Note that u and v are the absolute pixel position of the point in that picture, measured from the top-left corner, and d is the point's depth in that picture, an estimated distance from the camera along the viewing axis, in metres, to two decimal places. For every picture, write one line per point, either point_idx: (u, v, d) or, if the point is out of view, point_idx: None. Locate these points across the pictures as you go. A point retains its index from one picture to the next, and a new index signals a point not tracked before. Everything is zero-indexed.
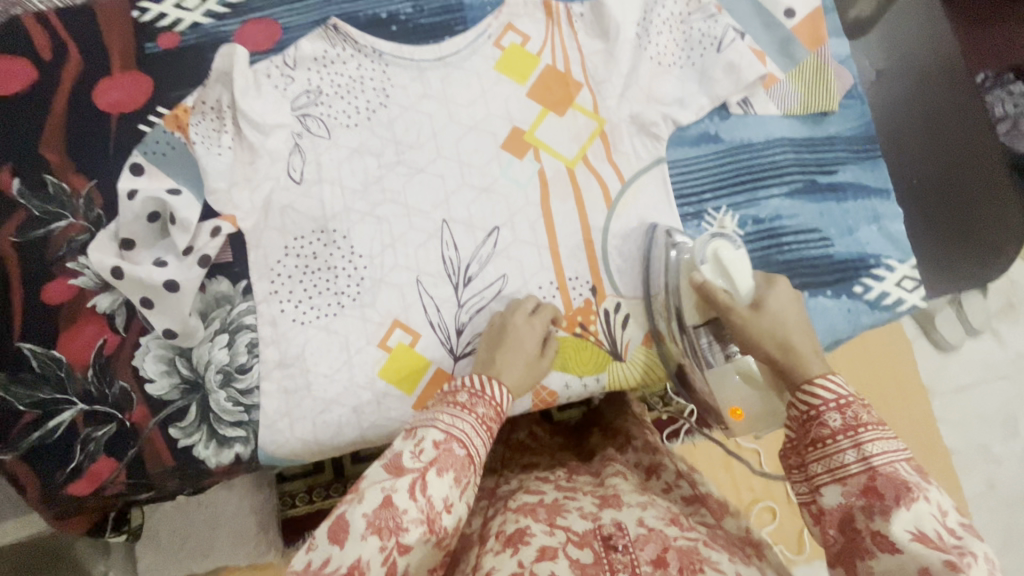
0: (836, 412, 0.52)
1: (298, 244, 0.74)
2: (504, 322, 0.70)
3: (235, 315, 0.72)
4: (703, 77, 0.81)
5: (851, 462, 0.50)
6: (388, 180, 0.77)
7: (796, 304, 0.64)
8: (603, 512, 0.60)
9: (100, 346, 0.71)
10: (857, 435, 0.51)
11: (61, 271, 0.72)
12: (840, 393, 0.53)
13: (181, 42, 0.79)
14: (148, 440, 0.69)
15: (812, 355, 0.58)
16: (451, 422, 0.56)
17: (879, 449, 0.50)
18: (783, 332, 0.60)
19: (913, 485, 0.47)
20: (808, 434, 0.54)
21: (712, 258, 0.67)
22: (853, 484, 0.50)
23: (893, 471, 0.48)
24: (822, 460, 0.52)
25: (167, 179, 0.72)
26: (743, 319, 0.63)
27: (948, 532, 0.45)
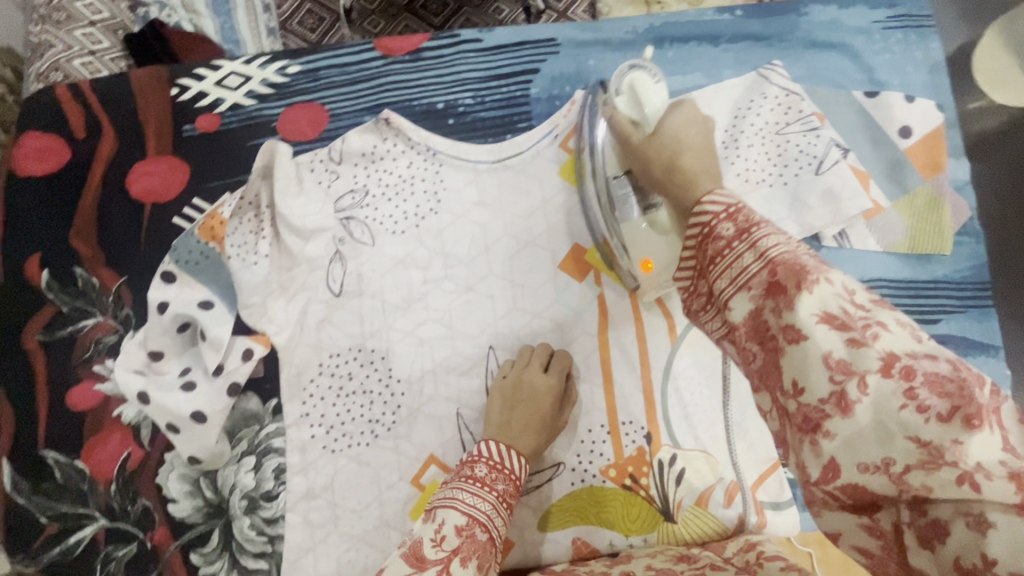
0: (727, 222, 0.42)
1: (332, 363, 0.69)
2: (518, 377, 0.66)
3: (263, 437, 0.68)
4: (796, 201, 0.71)
5: (750, 264, 0.40)
6: (432, 296, 0.70)
7: (703, 123, 0.55)
8: (614, 568, 0.59)
9: (124, 459, 0.67)
10: (752, 236, 0.40)
11: (86, 375, 0.68)
12: (729, 201, 0.43)
13: (221, 125, 0.73)
14: (168, 564, 0.66)
15: (702, 171, 0.50)
16: (473, 502, 0.55)
17: (776, 243, 0.39)
18: (672, 153, 0.52)
19: (815, 266, 0.37)
20: (706, 253, 0.43)
21: (627, 91, 0.60)
22: (756, 285, 0.39)
23: (795, 259, 0.38)
24: (722, 275, 0.41)
25: (200, 287, 0.67)
26: (645, 146, 0.56)
27: (855, 305, 0.35)
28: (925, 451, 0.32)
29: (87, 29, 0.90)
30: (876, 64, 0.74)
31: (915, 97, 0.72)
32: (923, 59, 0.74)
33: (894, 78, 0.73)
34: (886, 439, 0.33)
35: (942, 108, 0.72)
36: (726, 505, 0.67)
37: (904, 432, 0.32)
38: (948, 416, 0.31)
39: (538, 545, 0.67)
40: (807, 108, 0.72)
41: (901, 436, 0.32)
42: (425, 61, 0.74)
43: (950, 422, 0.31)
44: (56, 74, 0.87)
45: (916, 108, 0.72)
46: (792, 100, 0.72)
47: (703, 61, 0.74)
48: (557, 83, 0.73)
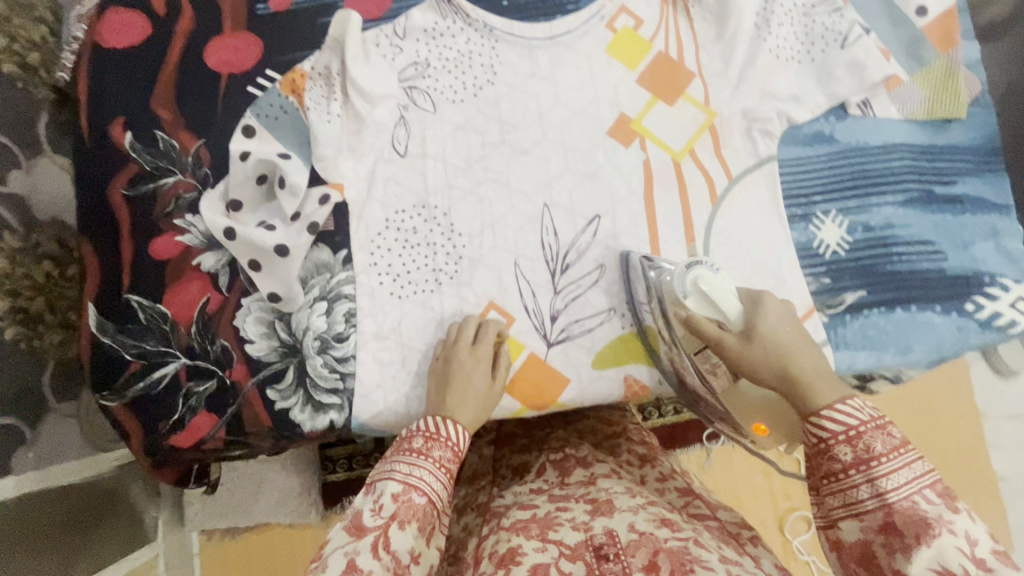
0: (846, 445, 0.51)
1: (398, 217, 0.74)
2: (448, 356, 0.69)
3: (334, 283, 0.73)
4: (823, 74, 0.77)
5: (865, 497, 0.50)
6: (491, 160, 0.76)
7: (789, 317, 0.62)
8: (594, 520, 0.60)
9: (203, 304, 0.72)
10: (870, 466, 0.50)
11: (168, 227, 0.73)
12: (849, 423, 0.52)
13: (292, 5, 0.78)
14: (246, 399, 0.70)
15: (813, 372, 0.57)
16: (409, 471, 0.57)
17: (894, 484, 0.49)
18: (779, 356, 0.59)
19: (935, 520, 0.46)
20: (820, 467, 0.53)
21: (694, 291, 0.63)
22: (872, 521, 0.49)
23: (913, 509, 0.48)
24: (839, 496, 0.52)
25: (276, 142, 0.72)
26: (744, 357, 0.60)
27: (975, 563, 0.44)
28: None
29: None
30: None
31: None
32: None
33: None
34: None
35: None
36: None
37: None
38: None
39: (592, 382, 0.72)
40: None
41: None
42: None
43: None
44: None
45: None
46: None
47: None
48: None
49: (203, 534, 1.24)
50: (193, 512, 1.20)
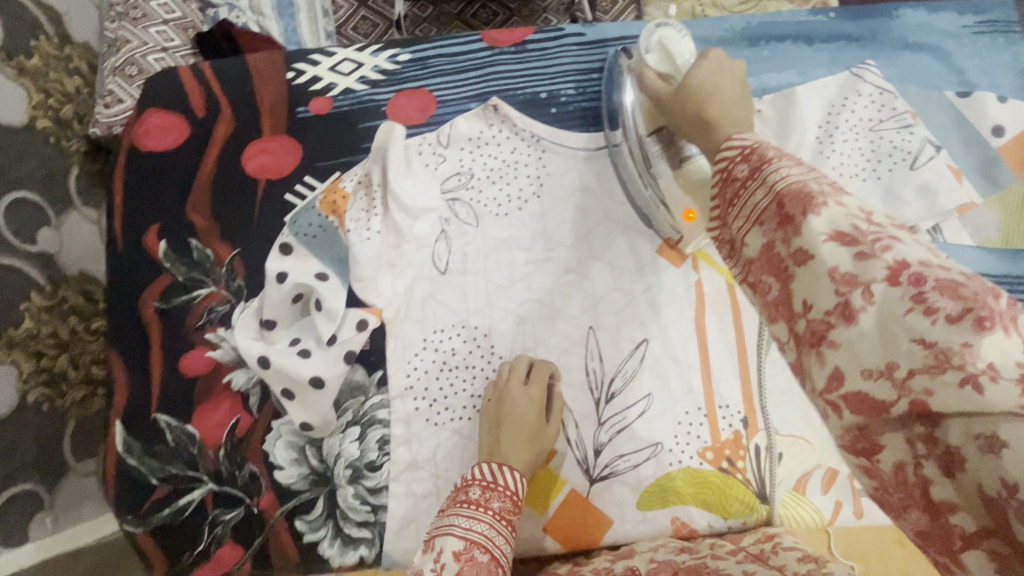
0: (743, 163, 0.42)
1: (436, 337, 0.71)
2: (500, 397, 0.67)
3: (367, 408, 0.69)
4: (890, 195, 0.73)
5: (761, 201, 0.39)
6: (534, 279, 0.73)
7: (728, 74, 0.59)
8: (615, 564, 0.61)
9: (232, 425, 0.69)
10: (765, 171, 0.40)
11: (199, 342, 0.70)
12: (748, 142, 0.43)
13: (333, 109, 0.76)
14: (274, 530, 0.67)
15: (725, 113, 0.53)
16: (469, 525, 0.55)
17: (785, 173, 0.39)
18: (698, 103, 0.56)
19: (822, 192, 0.36)
20: (725, 195, 0.43)
21: (656, 49, 0.68)
22: (768, 220, 0.39)
23: (802, 187, 0.37)
24: (740, 215, 0.41)
25: (313, 259, 0.70)
26: (675, 99, 0.60)
27: (868, 222, 0.35)
28: (932, 355, 0.30)
29: (161, 27, 1.04)
30: (966, 66, 0.76)
31: (1007, 98, 0.74)
32: (1012, 62, 0.76)
33: (985, 79, 0.75)
34: (890, 342, 0.32)
35: None
36: (823, 494, 0.69)
37: (911, 334, 0.31)
38: (958, 317, 0.30)
39: (637, 525, 0.68)
40: (901, 106, 0.74)
41: (906, 339, 0.32)
42: (530, 52, 0.77)
43: (961, 323, 0.30)
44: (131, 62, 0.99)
45: (1008, 108, 0.74)
46: (886, 98, 0.74)
47: (799, 59, 0.76)
48: None
49: None
50: None
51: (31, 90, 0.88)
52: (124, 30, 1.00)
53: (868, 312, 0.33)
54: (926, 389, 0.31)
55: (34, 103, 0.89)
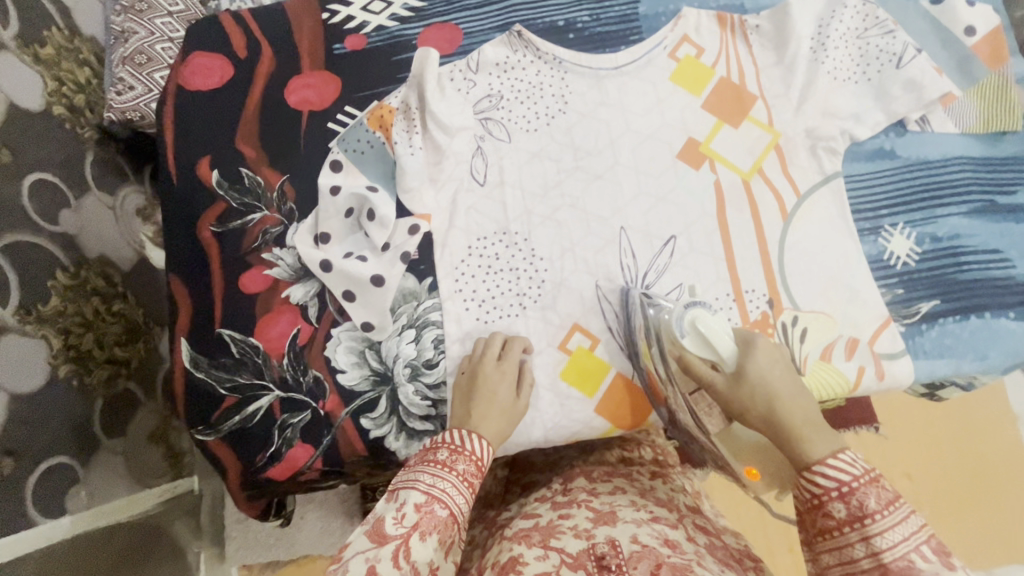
0: (840, 501, 0.53)
1: (481, 243, 0.76)
2: (474, 371, 0.70)
3: (421, 311, 0.74)
4: (880, 93, 0.80)
5: (861, 555, 0.51)
6: (567, 187, 0.78)
7: (785, 364, 0.63)
8: (597, 529, 0.64)
9: (294, 335, 0.73)
10: (865, 527, 0.51)
11: (257, 261, 0.74)
12: (841, 479, 0.53)
13: (367, 44, 0.81)
14: (341, 430, 0.71)
15: (806, 424, 0.58)
16: (433, 482, 0.59)
17: (890, 542, 0.50)
18: (768, 409, 0.60)
19: (926, 572, 0.47)
20: (816, 523, 0.55)
21: (691, 332, 0.64)
22: (867, 575, 0.50)
23: (905, 563, 0.49)
24: (830, 548, 0.54)
25: (361, 176, 0.75)
26: (736, 399, 0.62)
27: None
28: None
29: (166, 18, 1.24)
30: None
31: (976, 3, 0.83)
32: None
33: None
34: None
35: (999, 11, 0.83)
36: (848, 359, 0.74)
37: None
38: None
39: None
40: (884, 15, 0.82)
41: None
42: None
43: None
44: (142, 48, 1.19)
45: (978, 11, 0.82)
46: (869, 9, 0.82)
47: None
48: (662, 2, 0.84)
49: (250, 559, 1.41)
50: None
51: (47, 80, 1.08)
52: (132, 21, 1.21)
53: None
54: None
55: (50, 90, 1.08)
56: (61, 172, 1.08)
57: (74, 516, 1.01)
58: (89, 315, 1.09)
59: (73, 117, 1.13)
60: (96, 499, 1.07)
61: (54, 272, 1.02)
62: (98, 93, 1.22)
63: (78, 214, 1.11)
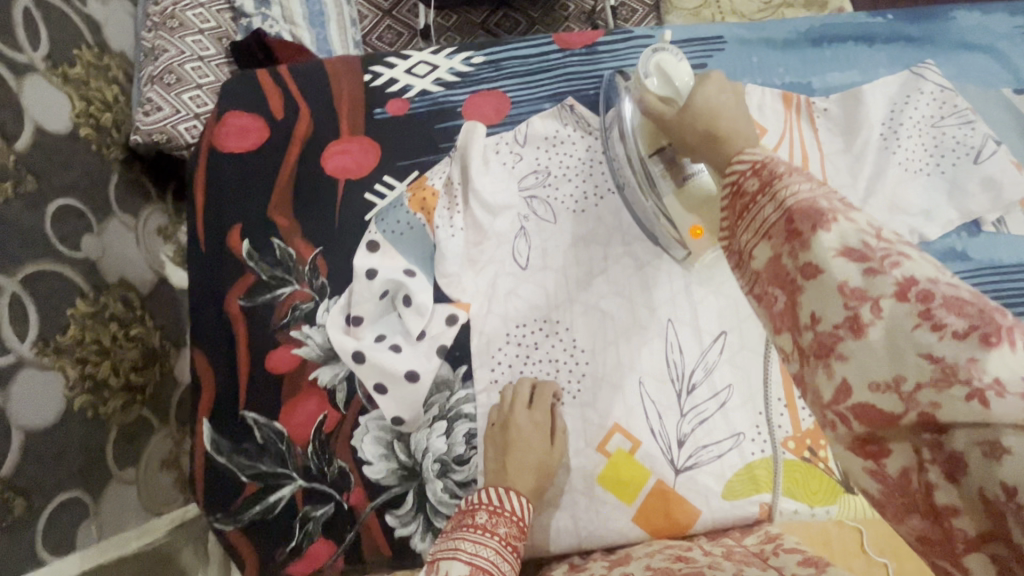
0: (752, 177, 0.41)
1: (519, 331, 0.72)
2: (506, 420, 0.67)
3: (454, 403, 0.70)
4: (955, 189, 0.75)
5: (770, 215, 0.38)
6: (613, 273, 0.74)
7: (733, 91, 0.54)
8: (613, 572, 0.60)
9: (320, 422, 0.69)
10: (775, 187, 0.38)
11: (285, 340, 0.71)
12: (757, 157, 0.41)
13: (409, 110, 0.77)
14: (365, 527, 0.67)
15: (731, 128, 0.48)
16: (475, 550, 0.55)
17: (795, 190, 0.37)
18: (706, 119, 0.50)
19: (832, 209, 0.36)
20: (733, 209, 0.42)
21: (655, 72, 0.65)
22: (777, 234, 0.38)
23: (812, 204, 0.36)
24: (749, 228, 0.40)
25: (398, 256, 0.71)
26: (675, 122, 0.54)
27: (877, 238, 0.34)
28: (938, 368, 0.29)
29: (197, 37, 1.18)
30: (1022, 65, 0.79)
31: None
32: None
33: None
34: (898, 358, 0.31)
35: None
36: None
37: (917, 349, 0.30)
38: (964, 333, 0.29)
39: (723, 515, 0.69)
40: (963, 104, 0.76)
41: (914, 353, 0.31)
42: (601, 54, 0.79)
43: (966, 339, 0.29)
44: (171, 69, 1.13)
45: None
46: (947, 96, 0.77)
47: (860, 60, 0.79)
48: (724, 77, 0.79)
49: None
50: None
51: (76, 100, 1.06)
52: (163, 39, 1.15)
53: (878, 327, 0.32)
54: (934, 403, 0.29)
55: (77, 111, 1.06)
56: (84, 199, 1.05)
57: (82, 552, 0.97)
58: (107, 343, 1.06)
59: (99, 137, 1.11)
60: (105, 531, 1.03)
61: (73, 302, 0.99)
62: (125, 111, 1.21)
63: (100, 238, 1.09)
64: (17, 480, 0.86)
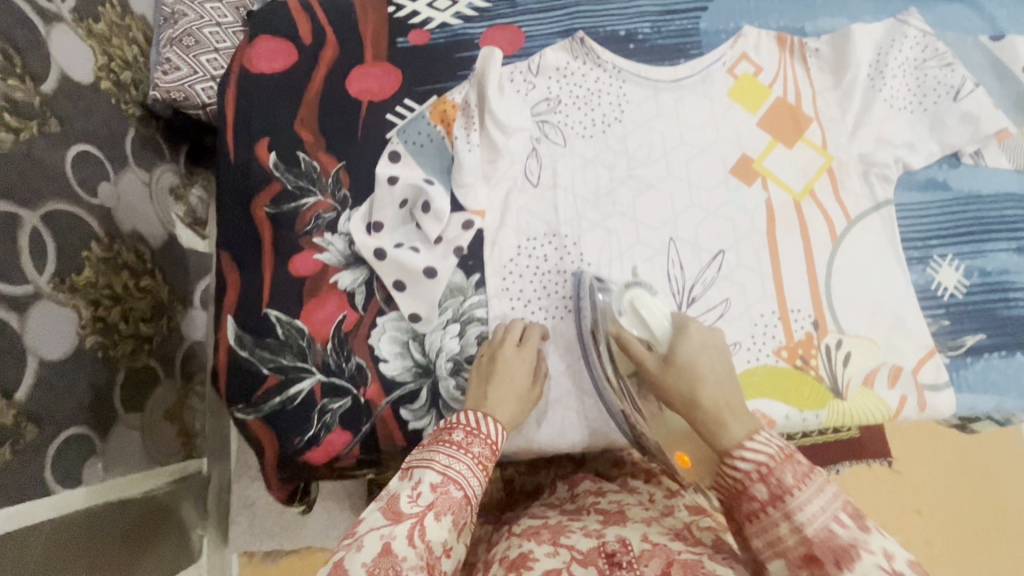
0: (761, 482, 0.50)
1: (530, 242, 0.77)
2: (493, 354, 0.69)
3: (467, 306, 0.74)
4: (936, 124, 0.81)
5: (786, 535, 0.49)
6: (618, 194, 0.79)
7: (711, 344, 0.62)
8: (606, 529, 0.62)
9: (339, 322, 0.73)
10: (785, 502, 0.48)
11: (308, 246, 0.75)
12: (760, 458, 0.50)
13: (430, 40, 0.82)
14: (380, 419, 0.71)
15: (721, 405, 0.56)
16: (448, 463, 0.57)
17: (810, 516, 0.47)
18: (689, 394, 0.57)
19: (854, 543, 0.45)
20: (743, 506, 0.52)
21: (629, 310, 0.66)
22: (795, 555, 0.48)
23: (829, 533, 0.46)
24: (761, 535, 0.51)
25: (417, 168, 0.76)
26: (672, 385, 0.59)
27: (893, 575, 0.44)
28: None
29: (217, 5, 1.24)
30: (997, 14, 0.85)
31: None
32: None
33: (1013, 25, 0.85)
34: None
35: None
36: (889, 387, 0.74)
37: None
38: None
39: None
40: (944, 48, 0.82)
41: None
42: None
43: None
44: (190, 36, 1.20)
45: None
46: (929, 41, 0.83)
47: (849, 8, 0.85)
48: (723, 19, 0.84)
49: (243, 555, 1.40)
50: (237, 531, 1.41)
51: (97, 54, 1.09)
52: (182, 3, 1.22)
53: None
54: None
55: (99, 65, 1.09)
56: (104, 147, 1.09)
57: (90, 487, 1.00)
58: (118, 289, 1.09)
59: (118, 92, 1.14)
60: (111, 472, 1.06)
61: (90, 244, 1.02)
62: (144, 71, 1.23)
63: (116, 187, 1.12)
64: (32, 405, 0.88)
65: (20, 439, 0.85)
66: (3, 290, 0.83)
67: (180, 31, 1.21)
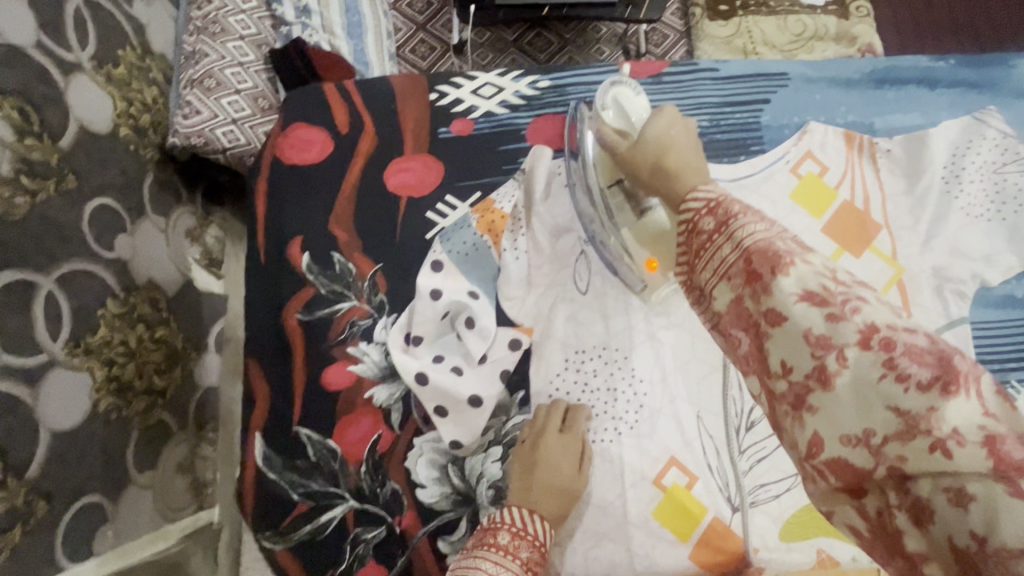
0: (708, 216, 0.47)
1: (576, 357, 0.71)
2: (535, 441, 0.65)
3: (509, 428, 0.68)
4: (1015, 236, 0.75)
5: (729, 255, 0.44)
6: (673, 305, 0.72)
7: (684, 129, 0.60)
8: None
9: (374, 442, 0.68)
10: (730, 226, 0.45)
11: (342, 356, 0.70)
12: (711, 197, 0.48)
13: (474, 130, 0.77)
14: (415, 551, 0.66)
15: (686, 168, 0.55)
16: (495, 572, 0.54)
17: (751, 232, 0.43)
18: (657, 155, 0.58)
19: (788, 252, 0.40)
20: (691, 245, 0.48)
21: (612, 104, 0.69)
22: (737, 274, 0.42)
23: (768, 245, 0.41)
24: (707, 267, 0.46)
25: (462, 278, 0.71)
26: (635, 154, 0.60)
27: (835, 283, 0.38)
28: (904, 420, 0.33)
29: (237, 42, 1.15)
30: None
31: None
32: None
33: None
34: (866, 409, 0.34)
35: None
36: None
37: (885, 401, 0.33)
38: (927, 384, 0.32)
39: (783, 557, 0.66)
40: None
41: (881, 404, 0.34)
42: (667, 84, 0.80)
43: (929, 389, 0.32)
44: (212, 78, 1.11)
45: None
46: (1009, 143, 0.77)
47: (922, 102, 0.80)
48: (786, 113, 0.79)
49: None
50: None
51: (117, 101, 1.03)
52: (204, 44, 1.13)
53: (843, 377, 0.35)
54: (900, 456, 0.33)
55: (119, 111, 1.03)
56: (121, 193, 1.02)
57: (100, 558, 0.90)
58: (134, 344, 0.99)
59: (137, 138, 1.06)
60: (121, 537, 0.95)
61: (105, 301, 0.93)
62: (164, 113, 1.17)
63: (133, 238, 1.03)
64: (43, 481, 0.80)
65: (30, 519, 0.78)
66: (16, 364, 0.76)
67: (201, 66, 1.11)
